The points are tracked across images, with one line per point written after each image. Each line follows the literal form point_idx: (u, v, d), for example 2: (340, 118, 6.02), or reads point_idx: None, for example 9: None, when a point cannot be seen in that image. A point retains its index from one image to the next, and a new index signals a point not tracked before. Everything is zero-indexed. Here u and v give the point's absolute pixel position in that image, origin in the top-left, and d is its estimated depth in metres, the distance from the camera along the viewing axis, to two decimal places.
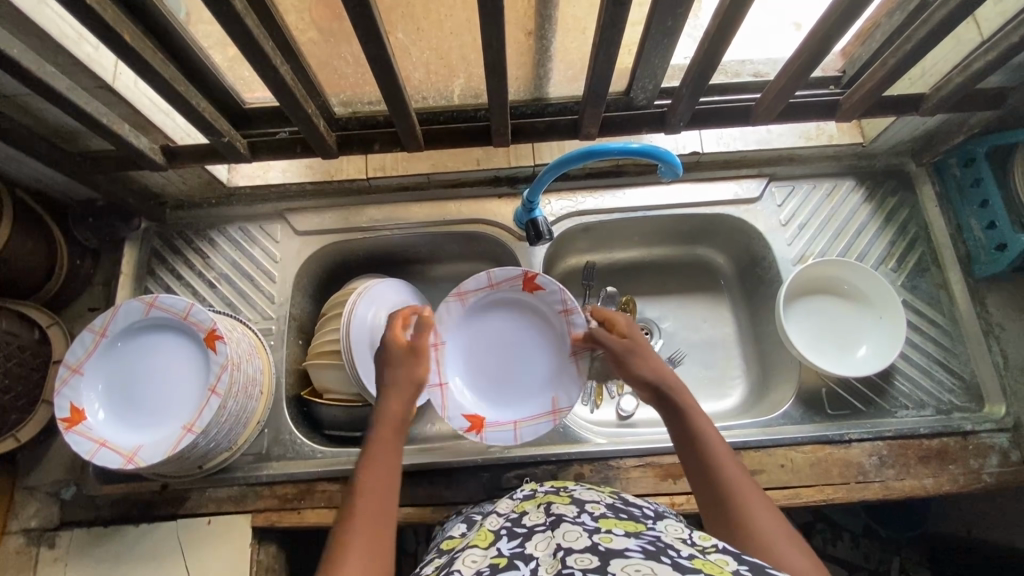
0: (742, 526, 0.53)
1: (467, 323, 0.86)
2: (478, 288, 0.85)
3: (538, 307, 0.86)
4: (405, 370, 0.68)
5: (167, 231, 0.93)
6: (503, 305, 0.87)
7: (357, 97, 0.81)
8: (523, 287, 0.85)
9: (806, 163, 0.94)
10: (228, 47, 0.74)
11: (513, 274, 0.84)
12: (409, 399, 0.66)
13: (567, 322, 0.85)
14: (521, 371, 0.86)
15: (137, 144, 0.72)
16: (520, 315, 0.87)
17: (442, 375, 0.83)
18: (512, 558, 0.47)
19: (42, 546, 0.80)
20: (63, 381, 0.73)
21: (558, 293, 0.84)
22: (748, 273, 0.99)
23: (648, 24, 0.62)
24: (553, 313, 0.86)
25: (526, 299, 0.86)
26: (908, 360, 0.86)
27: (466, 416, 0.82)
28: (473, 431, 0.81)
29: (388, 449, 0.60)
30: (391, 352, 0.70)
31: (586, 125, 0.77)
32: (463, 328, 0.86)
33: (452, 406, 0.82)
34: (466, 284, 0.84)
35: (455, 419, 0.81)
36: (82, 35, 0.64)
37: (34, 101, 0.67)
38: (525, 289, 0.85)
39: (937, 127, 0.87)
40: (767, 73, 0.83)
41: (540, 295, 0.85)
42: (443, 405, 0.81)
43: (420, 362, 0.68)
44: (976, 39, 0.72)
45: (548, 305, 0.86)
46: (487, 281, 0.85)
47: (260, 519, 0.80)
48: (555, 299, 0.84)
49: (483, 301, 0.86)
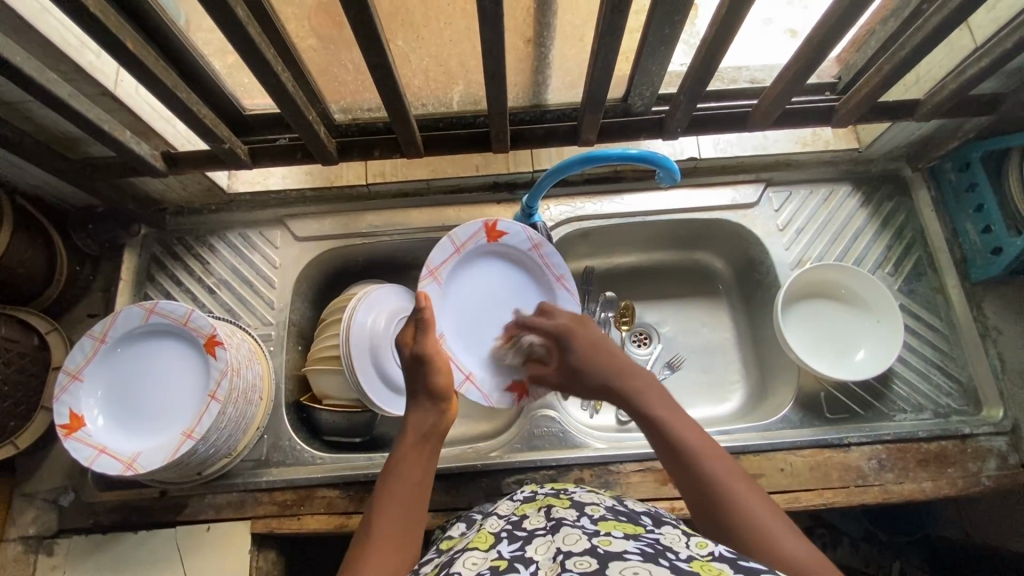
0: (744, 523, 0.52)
1: (450, 300, 0.86)
2: (445, 260, 0.85)
3: (507, 253, 0.88)
4: (423, 379, 0.68)
5: (167, 237, 0.93)
6: (474, 266, 0.87)
7: (357, 104, 0.81)
8: (488, 240, 0.86)
9: (803, 169, 0.95)
10: (228, 54, 0.73)
11: (474, 230, 0.85)
12: (435, 407, 0.67)
13: (539, 256, 0.87)
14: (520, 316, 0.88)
15: (138, 151, 0.72)
16: (494, 266, 0.88)
17: (461, 365, 0.83)
18: (512, 561, 0.47)
19: (41, 553, 0.80)
20: (62, 387, 0.72)
21: (521, 233, 0.86)
22: (746, 278, 0.99)
23: (646, 31, 0.62)
24: (523, 253, 0.88)
25: (493, 250, 0.87)
26: (906, 364, 0.87)
27: (510, 388, 0.84)
28: (522, 397, 0.84)
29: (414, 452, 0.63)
30: (406, 367, 0.70)
31: (584, 131, 0.78)
32: (447, 307, 0.85)
33: (492, 386, 0.84)
34: (432, 260, 0.84)
35: (500, 397, 0.84)
36: (84, 43, 0.65)
37: (36, 107, 0.68)
38: (492, 242, 0.87)
39: (932, 132, 0.87)
40: (764, 79, 0.84)
41: (507, 242, 0.87)
42: (485, 391, 0.83)
43: (437, 369, 0.69)
44: (970, 45, 0.73)
45: (516, 249, 0.87)
46: (452, 247, 0.85)
47: (260, 525, 0.80)
48: (521, 239, 0.86)
49: (454, 271, 0.86)
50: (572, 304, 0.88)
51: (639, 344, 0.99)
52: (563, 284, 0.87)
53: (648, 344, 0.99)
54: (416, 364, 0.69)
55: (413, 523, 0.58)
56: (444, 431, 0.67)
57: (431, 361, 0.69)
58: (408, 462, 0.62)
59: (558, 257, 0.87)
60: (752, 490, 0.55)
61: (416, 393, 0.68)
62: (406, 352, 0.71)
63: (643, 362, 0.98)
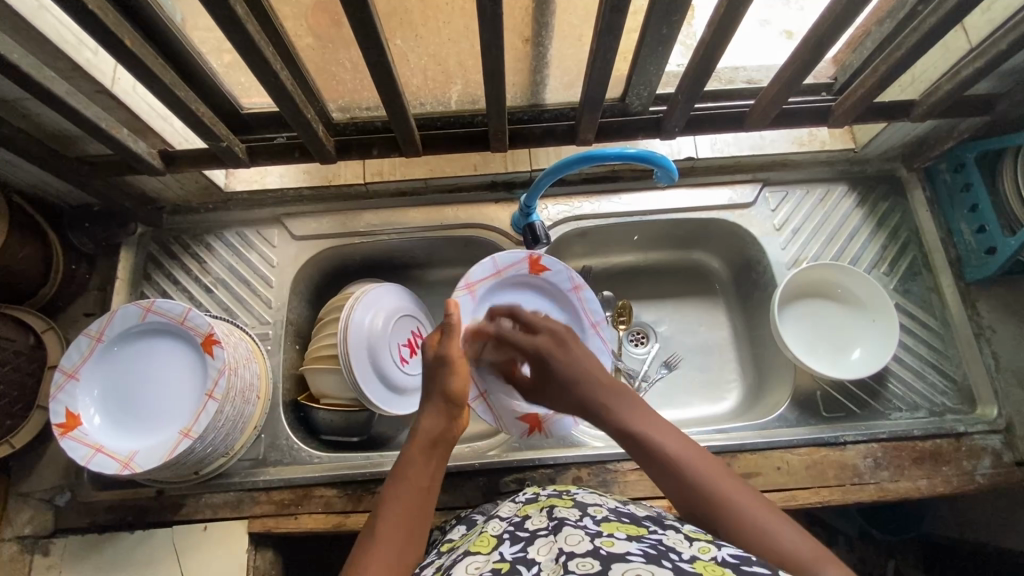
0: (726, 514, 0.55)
1: (481, 315, 0.87)
2: (484, 279, 0.86)
3: (546, 288, 0.90)
4: (441, 382, 0.69)
5: (163, 236, 0.93)
6: (512, 293, 0.89)
7: (355, 103, 0.81)
8: (529, 270, 0.88)
9: (799, 169, 0.95)
10: (224, 53, 0.73)
11: (517, 257, 0.87)
12: (447, 412, 0.68)
13: (578, 299, 0.90)
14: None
15: (135, 148, 0.72)
16: (529, 297, 0.90)
17: (481, 383, 0.86)
18: (514, 563, 0.48)
19: (36, 553, 0.79)
20: (59, 386, 0.72)
21: (563, 273, 0.89)
22: (743, 278, 0.99)
23: (644, 31, 0.62)
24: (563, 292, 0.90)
25: (532, 280, 0.89)
26: (901, 362, 0.87)
27: (522, 418, 0.86)
28: (534, 430, 0.86)
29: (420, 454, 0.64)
30: (427, 368, 0.71)
31: (582, 130, 0.79)
32: (478, 324, 0.87)
33: (506, 411, 0.86)
34: (473, 275, 0.85)
35: (512, 426, 0.86)
36: (81, 40, 0.65)
37: (32, 104, 0.68)
38: (531, 271, 0.88)
39: (927, 132, 0.88)
40: (760, 79, 0.84)
41: (548, 277, 0.89)
42: (496, 415, 0.86)
43: (455, 372, 0.70)
44: (965, 46, 0.74)
45: (556, 285, 0.90)
46: (492, 268, 0.87)
47: (258, 524, 0.80)
48: (563, 278, 0.89)
49: (491, 291, 0.87)
50: (603, 351, 0.90)
51: (637, 343, 1.00)
52: (597, 331, 0.90)
53: (646, 343, 1.00)
54: (438, 365, 0.70)
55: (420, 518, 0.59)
56: (455, 437, 0.68)
57: (455, 364, 0.70)
58: (412, 466, 0.62)
59: (596, 304, 0.90)
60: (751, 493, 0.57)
61: (431, 395, 0.69)
62: (432, 352, 0.72)
63: (641, 361, 0.98)
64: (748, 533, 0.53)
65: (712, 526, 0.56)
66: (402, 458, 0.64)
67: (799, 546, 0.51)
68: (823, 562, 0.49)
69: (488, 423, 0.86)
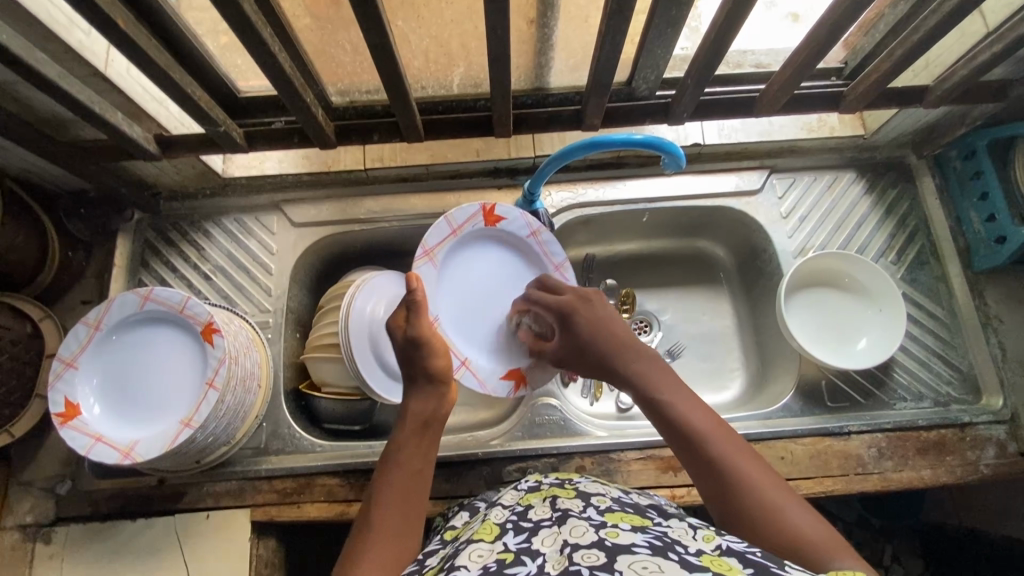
0: (751, 503, 0.52)
1: (445, 280, 0.83)
2: (441, 242, 0.82)
3: (505, 238, 0.86)
4: (421, 363, 0.67)
5: (162, 223, 0.92)
6: (470, 249, 0.85)
7: (355, 87, 0.79)
8: (484, 223, 0.84)
9: (807, 155, 0.94)
10: (221, 35, 0.73)
11: (471, 212, 0.83)
12: (436, 391, 0.67)
13: (537, 243, 0.85)
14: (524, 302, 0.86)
15: (130, 133, 0.70)
16: (487, 250, 0.86)
17: (461, 351, 0.82)
18: (518, 554, 0.47)
19: (38, 542, 0.79)
20: (57, 375, 0.71)
21: (520, 219, 0.84)
22: (747, 266, 0.99)
23: (653, 13, 0.61)
24: (521, 240, 0.86)
25: (490, 233, 0.85)
26: (906, 352, 0.87)
27: (505, 376, 0.83)
28: (519, 386, 0.84)
29: (413, 437, 0.63)
30: (400, 350, 0.69)
31: (588, 116, 0.77)
32: (444, 291, 0.83)
33: (488, 373, 0.83)
34: (428, 241, 0.81)
35: (499, 387, 0.83)
36: (73, 20, 0.63)
37: (24, 88, 0.66)
38: (488, 224, 0.84)
39: (939, 119, 0.86)
40: (770, 63, 0.82)
41: (504, 227, 0.85)
42: (481, 379, 0.82)
43: (435, 352, 0.68)
44: (981, 30, 0.72)
45: (514, 234, 0.86)
46: (448, 229, 0.82)
47: (260, 513, 0.80)
48: (519, 225, 0.84)
49: (450, 254, 0.83)
50: None
51: (640, 333, 0.98)
52: (561, 273, 0.86)
53: (648, 332, 0.98)
54: (412, 348, 0.67)
55: (414, 502, 0.59)
56: (444, 418, 0.67)
57: (429, 344, 0.68)
58: (405, 453, 0.61)
59: (557, 246, 0.85)
60: (769, 472, 0.54)
61: (414, 376, 0.67)
62: (399, 333, 0.69)
63: None
64: (769, 524, 0.51)
65: (733, 513, 0.53)
66: (393, 439, 0.63)
67: (823, 538, 0.49)
68: (837, 550, 0.48)
69: (474, 389, 0.81)
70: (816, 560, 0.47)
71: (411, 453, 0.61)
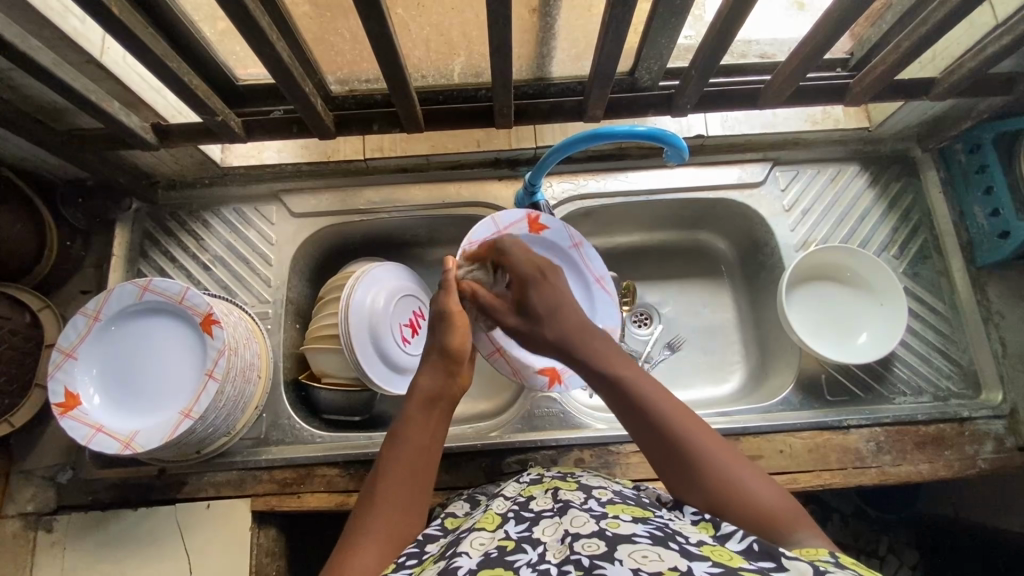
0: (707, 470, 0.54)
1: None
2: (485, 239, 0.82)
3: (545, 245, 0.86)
4: (440, 340, 0.68)
5: (159, 212, 0.91)
6: None
7: (354, 75, 0.78)
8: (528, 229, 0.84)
9: (811, 148, 0.93)
10: (218, 20, 0.70)
11: (516, 216, 0.83)
12: (446, 368, 0.67)
13: (579, 255, 0.86)
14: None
15: (127, 122, 0.69)
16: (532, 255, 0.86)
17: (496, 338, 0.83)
18: (519, 542, 0.48)
19: (39, 530, 0.80)
20: (56, 365, 0.71)
21: (562, 230, 0.85)
22: (750, 259, 0.98)
23: (657, 3, 0.60)
24: (563, 249, 0.86)
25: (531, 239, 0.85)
26: (907, 347, 0.87)
27: (542, 371, 0.85)
28: (553, 382, 0.85)
29: (420, 416, 0.62)
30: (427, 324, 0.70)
31: (591, 107, 0.76)
32: None
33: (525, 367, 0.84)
34: (473, 236, 0.80)
35: (533, 377, 0.85)
36: (67, 7, 0.62)
37: (17, 75, 0.65)
38: (531, 232, 0.84)
39: (945, 112, 0.85)
40: (774, 54, 0.81)
41: (546, 236, 0.85)
42: (516, 368, 0.84)
43: (453, 327, 0.68)
44: (990, 22, 0.71)
45: (555, 243, 0.85)
46: (494, 229, 0.82)
47: (260, 503, 0.80)
48: (562, 236, 0.85)
49: None
50: (611, 304, 0.87)
51: (640, 324, 0.99)
52: (602, 285, 0.87)
53: (649, 325, 0.99)
54: (436, 321, 0.69)
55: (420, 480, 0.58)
56: (456, 396, 0.67)
57: (450, 319, 0.69)
58: (414, 424, 0.61)
59: (597, 259, 0.87)
60: (728, 450, 0.56)
61: (429, 353, 0.68)
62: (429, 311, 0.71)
63: (644, 342, 0.97)
64: (723, 487, 0.53)
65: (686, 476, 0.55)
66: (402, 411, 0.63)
67: (777, 506, 0.52)
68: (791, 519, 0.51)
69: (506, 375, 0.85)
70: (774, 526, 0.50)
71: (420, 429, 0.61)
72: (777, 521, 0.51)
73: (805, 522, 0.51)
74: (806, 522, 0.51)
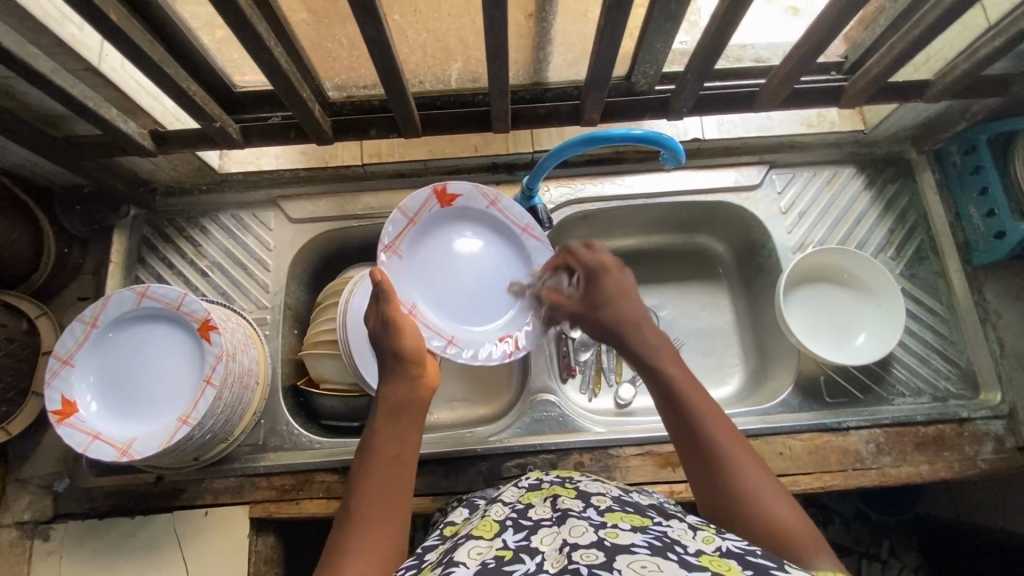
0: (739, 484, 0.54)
1: (418, 267, 0.80)
2: (400, 232, 0.79)
3: (462, 215, 0.83)
4: (389, 346, 0.67)
5: (157, 218, 0.91)
6: (432, 231, 0.82)
7: (351, 81, 0.79)
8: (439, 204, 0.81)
9: (807, 150, 0.93)
10: (217, 28, 0.71)
11: (423, 197, 0.80)
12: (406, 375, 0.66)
13: (499, 212, 0.83)
14: (501, 271, 0.83)
15: (125, 129, 0.70)
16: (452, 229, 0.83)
17: (444, 327, 0.79)
18: (517, 552, 0.47)
19: (36, 539, 0.79)
20: (53, 372, 0.71)
21: (474, 192, 0.82)
22: (747, 261, 0.98)
23: (653, 7, 0.60)
24: (480, 213, 0.83)
25: (447, 214, 0.82)
26: (906, 349, 0.87)
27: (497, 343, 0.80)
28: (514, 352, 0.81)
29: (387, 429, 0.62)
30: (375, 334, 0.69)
31: (587, 111, 0.76)
32: (414, 277, 0.80)
33: (479, 342, 0.80)
34: (386, 235, 0.78)
35: (492, 352, 0.80)
36: (65, 14, 0.62)
37: (16, 83, 0.65)
38: (444, 207, 0.81)
39: (939, 114, 0.86)
40: (769, 58, 0.82)
41: (461, 204, 0.82)
42: (472, 351, 0.79)
43: (402, 332, 0.68)
44: (982, 24, 0.71)
45: (471, 211, 0.83)
46: (405, 219, 0.79)
47: (259, 509, 0.80)
48: (475, 198, 0.82)
49: (413, 241, 0.80)
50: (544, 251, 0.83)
51: None
52: (530, 233, 0.83)
53: None
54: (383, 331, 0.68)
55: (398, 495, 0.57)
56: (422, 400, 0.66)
57: (398, 328, 0.68)
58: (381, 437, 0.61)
59: (518, 208, 0.83)
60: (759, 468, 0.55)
61: (384, 359, 0.68)
62: (375, 312, 0.70)
63: None
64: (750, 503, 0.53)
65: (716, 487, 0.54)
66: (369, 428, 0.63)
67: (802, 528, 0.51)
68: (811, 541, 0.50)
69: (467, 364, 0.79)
70: (795, 547, 0.50)
71: (386, 442, 0.60)
72: (798, 540, 0.50)
73: (823, 545, 0.50)
74: (823, 548, 0.50)
